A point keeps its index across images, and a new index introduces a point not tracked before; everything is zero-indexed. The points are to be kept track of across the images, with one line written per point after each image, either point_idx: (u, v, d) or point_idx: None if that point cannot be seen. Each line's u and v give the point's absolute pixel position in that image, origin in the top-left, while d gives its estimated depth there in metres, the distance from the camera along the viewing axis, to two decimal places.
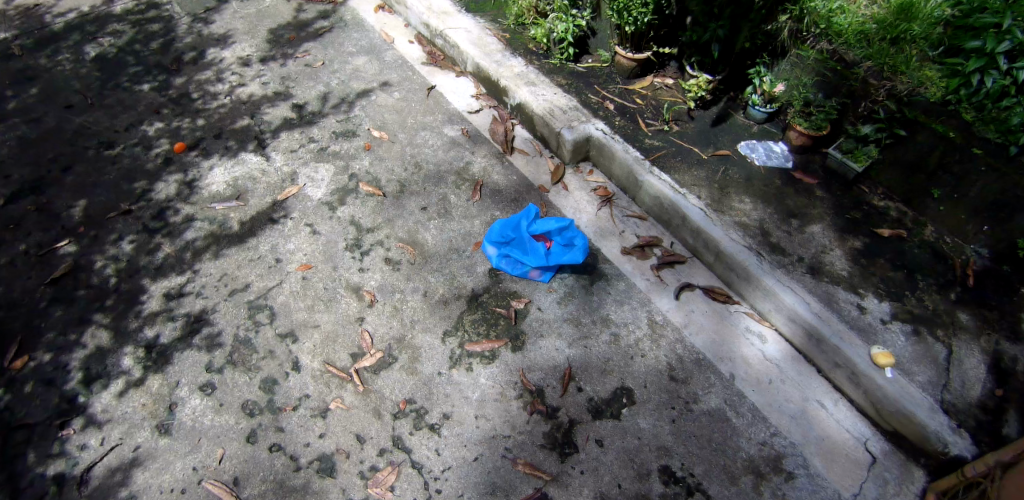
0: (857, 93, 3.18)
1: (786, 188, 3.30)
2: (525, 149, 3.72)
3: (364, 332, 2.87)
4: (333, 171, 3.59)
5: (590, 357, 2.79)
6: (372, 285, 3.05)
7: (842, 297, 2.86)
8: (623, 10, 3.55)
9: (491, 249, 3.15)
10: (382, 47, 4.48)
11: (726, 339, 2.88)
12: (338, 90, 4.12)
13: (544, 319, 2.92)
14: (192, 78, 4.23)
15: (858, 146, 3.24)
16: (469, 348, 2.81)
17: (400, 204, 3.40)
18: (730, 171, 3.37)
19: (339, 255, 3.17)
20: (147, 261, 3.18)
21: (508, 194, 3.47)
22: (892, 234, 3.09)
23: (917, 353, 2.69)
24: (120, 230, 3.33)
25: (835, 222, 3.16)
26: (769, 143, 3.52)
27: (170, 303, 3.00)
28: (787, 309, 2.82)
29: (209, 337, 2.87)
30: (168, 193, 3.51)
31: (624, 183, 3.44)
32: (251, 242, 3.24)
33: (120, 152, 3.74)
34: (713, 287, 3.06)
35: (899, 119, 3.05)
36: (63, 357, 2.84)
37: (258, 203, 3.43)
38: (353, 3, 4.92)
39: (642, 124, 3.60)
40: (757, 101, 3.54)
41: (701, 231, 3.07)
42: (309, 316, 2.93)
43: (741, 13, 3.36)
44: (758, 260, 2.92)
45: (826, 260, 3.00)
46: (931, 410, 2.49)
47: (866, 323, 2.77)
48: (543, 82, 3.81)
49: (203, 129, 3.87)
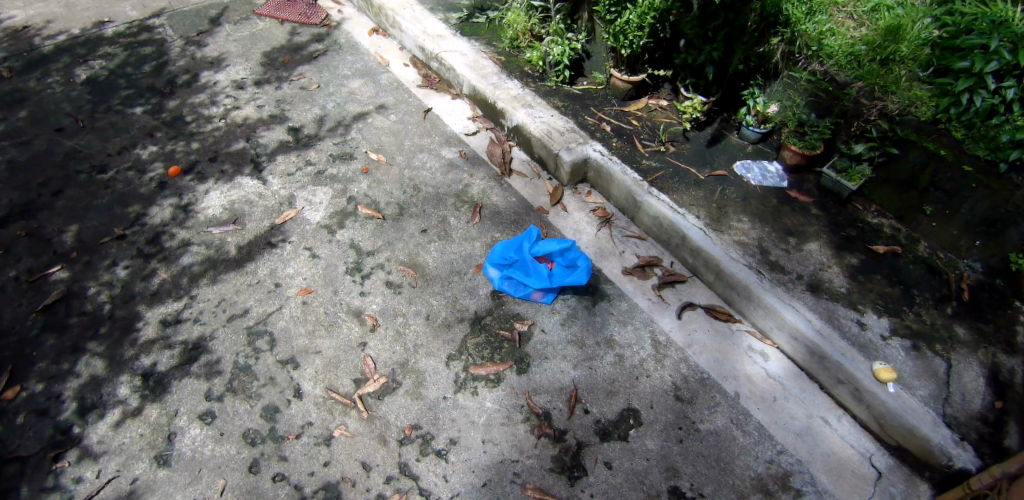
0: (849, 113, 3.26)
1: (783, 206, 3.34)
2: (523, 171, 3.73)
3: (367, 357, 2.82)
4: (331, 194, 3.57)
5: (595, 379, 2.78)
6: (374, 309, 3.00)
7: (842, 313, 2.90)
8: (619, 34, 3.55)
9: (493, 271, 3.12)
10: (378, 70, 4.51)
11: (728, 357, 2.90)
12: (334, 113, 4.12)
13: (548, 341, 2.90)
14: (185, 102, 4.21)
15: (852, 165, 3.29)
16: (474, 371, 2.78)
17: (399, 227, 3.38)
18: (728, 191, 3.39)
19: (339, 280, 3.12)
20: (142, 287, 3.13)
21: (507, 216, 3.47)
22: (887, 250, 3.16)
23: (916, 367, 2.74)
24: (114, 255, 3.28)
25: (832, 239, 3.20)
26: (764, 163, 3.55)
27: (167, 330, 2.95)
28: (789, 327, 2.86)
29: (208, 365, 2.82)
30: (163, 218, 3.46)
31: (623, 204, 3.46)
32: (248, 267, 3.19)
33: (114, 176, 3.70)
34: (714, 306, 3.08)
35: (892, 137, 3.14)
36: (57, 387, 2.77)
37: (256, 227, 3.39)
38: (348, 27, 4.96)
39: (639, 145, 3.62)
40: (751, 121, 3.58)
41: (701, 250, 3.10)
42: (310, 343, 2.87)
43: (735, 35, 3.39)
44: (759, 279, 2.96)
45: (824, 278, 3.03)
46: (934, 423, 2.54)
47: (867, 339, 2.81)
48: (539, 104, 3.84)
49: (198, 153, 3.84)
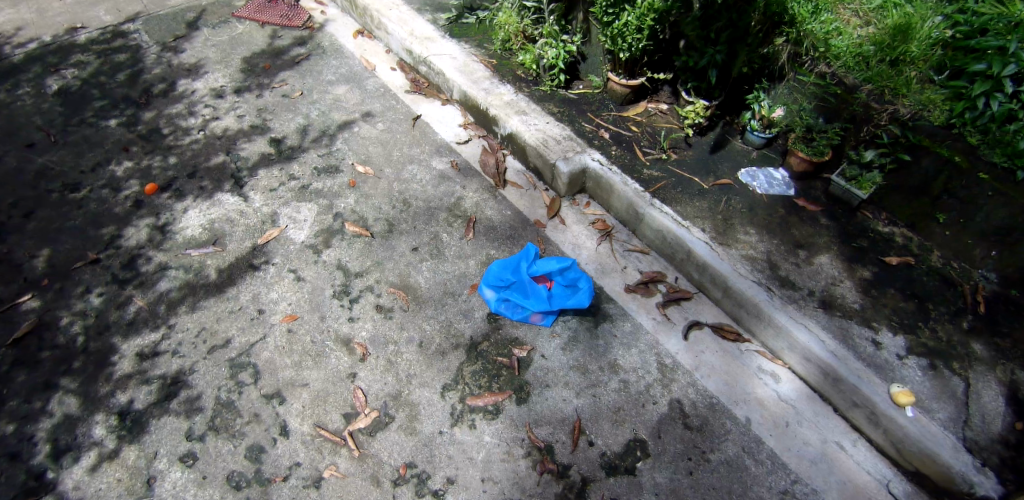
0: (858, 118, 3.11)
1: (791, 217, 3.18)
2: (518, 182, 3.56)
3: (357, 390, 2.66)
4: (316, 210, 3.38)
5: (600, 407, 2.63)
6: (364, 337, 2.83)
7: (856, 333, 2.75)
8: (617, 37, 3.37)
9: (489, 292, 2.96)
10: (364, 75, 4.32)
11: (738, 380, 2.76)
12: (317, 122, 3.93)
13: (549, 368, 2.74)
14: (162, 113, 4.01)
15: (862, 173, 3.14)
16: (471, 403, 2.63)
17: (389, 245, 3.21)
18: (733, 201, 3.23)
19: (326, 304, 2.95)
20: (118, 316, 2.94)
21: (503, 231, 3.30)
22: (900, 261, 3.01)
23: (934, 389, 2.60)
24: (88, 281, 3.09)
25: (842, 251, 3.05)
26: (769, 170, 3.40)
27: (144, 364, 2.77)
28: (802, 348, 2.72)
29: (189, 401, 2.65)
30: (138, 239, 3.26)
31: (624, 216, 3.30)
32: (230, 292, 3.01)
33: (87, 195, 3.50)
34: (722, 324, 2.94)
35: (904, 143, 2.99)
36: (28, 428, 2.60)
37: (238, 248, 3.20)
38: (331, 29, 4.75)
39: (640, 153, 3.45)
40: (755, 126, 3.42)
41: (707, 266, 2.95)
42: (296, 375, 2.71)
43: (739, 36, 3.21)
44: (769, 297, 2.82)
45: (836, 293, 2.89)
46: (954, 449, 2.41)
47: (882, 359, 2.67)
48: (533, 110, 3.67)
49: (176, 168, 3.64)
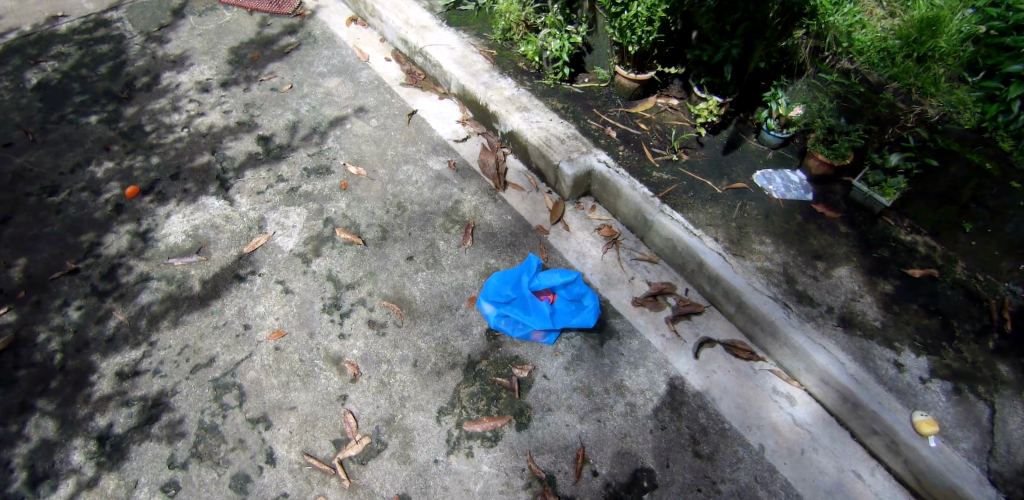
0: (883, 119, 2.89)
1: (808, 224, 2.98)
2: (520, 184, 3.36)
3: (348, 414, 2.52)
4: (306, 215, 3.20)
5: (604, 433, 2.48)
6: (355, 355, 2.68)
7: (877, 353, 2.58)
8: (625, 29, 3.14)
9: (488, 307, 2.79)
10: (357, 66, 4.09)
11: (752, 403, 2.60)
12: (308, 118, 3.72)
13: (551, 390, 2.58)
14: (145, 108, 3.81)
15: (886, 179, 2.91)
16: (468, 428, 2.48)
17: (383, 254, 3.03)
18: (748, 206, 3.03)
19: (315, 319, 2.79)
20: (97, 332, 2.79)
21: (503, 238, 3.11)
22: (924, 274, 2.81)
23: (958, 415, 2.43)
24: (66, 293, 2.92)
25: (863, 262, 2.86)
26: (786, 172, 3.18)
27: (125, 384, 2.63)
28: (819, 370, 2.55)
29: (171, 425, 2.51)
30: (119, 247, 3.09)
31: (632, 222, 3.10)
32: (214, 306, 2.85)
33: (65, 198, 3.32)
34: (734, 341, 2.76)
35: (931, 148, 2.77)
36: (3, 454, 2.47)
37: (222, 257, 3.03)
38: (323, 16, 4.51)
39: (648, 154, 3.24)
40: (772, 125, 3.19)
41: (720, 279, 2.77)
42: (283, 397, 2.56)
43: (757, 29, 2.95)
44: (786, 314, 2.64)
45: (856, 310, 2.70)
46: (979, 483, 2.25)
47: (905, 383, 2.50)
48: (536, 106, 3.45)
49: (158, 169, 3.45)
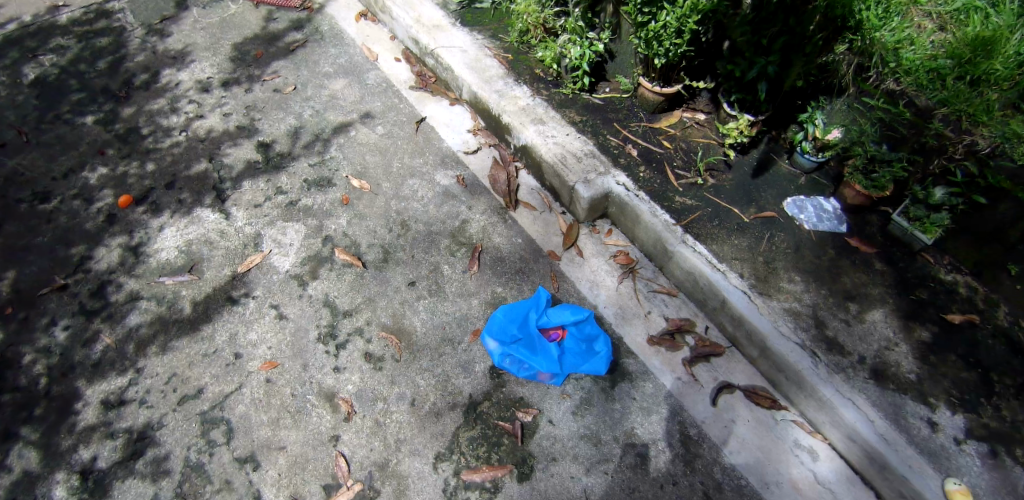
0: (930, 148, 2.61)
1: (842, 260, 2.74)
2: (532, 203, 3.15)
3: (339, 456, 2.37)
4: (304, 232, 3.03)
5: (612, 488, 2.30)
6: (349, 391, 2.53)
7: (910, 410, 2.35)
8: (652, 40, 2.89)
9: (492, 344, 2.61)
10: (365, 66, 3.88)
11: (772, 457, 2.40)
12: (310, 124, 3.53)
13: (556, 437, 2.41)
14: (142, 109, 3.65)
15: (929, 214, 2.68)
16: (466, 477, 2.32)
17: (383, 278, 2.86)
18: (777, 238, 2.80)
19: (309, 350, 2.64)
20: (83, 356, 2.67)
21: (512, 264, 2.92)
22: (964, 320, 2.57)
23: (994, 483, 2.20)
24: (53, 312, 2.80)
25: (899, 305, 2.61)
26: (819, 199, 2.93)
27: (110, 414, 2.51)
28: (846, 426, 2.34)
29: (155, 462, 2.39)
30: (109, 262, 2.96)
31: (651, 250, 2.88)
32: (205, 331, 2.71)
33: (57, 207, 3.19)
34: (755, 388, 2.55)
35: (981, 184, 2.50)
36: None
37: (215, 276, 2.88)
38: (331, 10, 4.29)
39: (671, 176, 3.00)
40: (807, 148, 2.93)
41: (743, 321, 2.55)
42: (273, 435, 2.42)
43: (796, 44, 2.68)
44: (813, 364, 2.42)
45: (890, 360, 2.47)
46: None
47: (938, 445, 2.27)
48: (552, 118, 3.22)
49: (153, 177, 3.30)
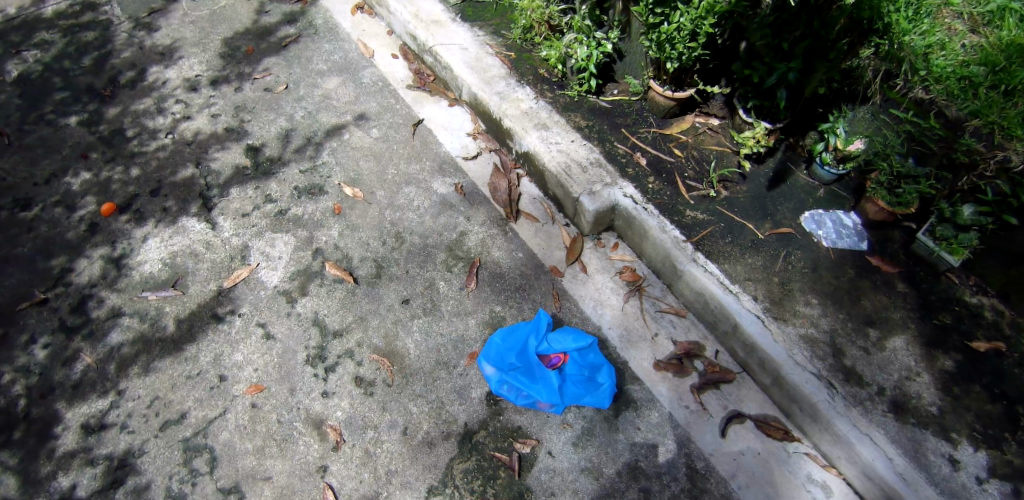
0: (959, 164, 2.41)
1: (862, 281, 2.58)
2: (534, 214, 3.00)
3: (327, 489, 2.26)
4: (294, 244, 2.89)
5: None
6: (339, 418, 2.40)
7: (930, 446, 2.19)
8: (664, 42, 2.70)
9: (491, 369, 2.49)
10: (360, 63, 3.70)
11: (782, 494, 2.25)
12: (302, 126, 3.37)
13: (555, 470, 2.28)
14: (128, 109, 3.49)
15: (957, 234, 2.47)
16: None
17: (376, 295, 2.72)
18: (793, 256, 2.63)
19: (297, 372, 2.51)
20: (62, 376, 2.55)
21: (511, 280, 2.77)
22: (989, 348, 2.41)
23: None
24: (33, 328, 2.69)
25: (922, 331, 2.45)
26: (838, 213, 2.77)
27: (89, 439, 2.40)
28: (863, 463, 2.19)
29: (135, 492, 2.28)
30: (91, 275, 2.84)
31: (659, 267, 2.73)
32: (189, 351, 2.59)
33: (38, 214, 3.06)
34: (767, 418, 2.41)
35: (1014, 205, 2.29)
36: None
37: (200, 292, 2.76)
38: (326, 2, 4.10)
39: (682, 188, 2.84)
40: (827, 159, 2.75)
41: (756, 347, 2.40)
42: (258, 464, 2.31)
43: (820, 49, 2.49)
44: (830, 397, 2.27)
45: (911, 391, 2.31)
46: None
47: (960, 485, 2.12)
48: (556, 123, 3.04)
49: (138, 183, 3.16)
